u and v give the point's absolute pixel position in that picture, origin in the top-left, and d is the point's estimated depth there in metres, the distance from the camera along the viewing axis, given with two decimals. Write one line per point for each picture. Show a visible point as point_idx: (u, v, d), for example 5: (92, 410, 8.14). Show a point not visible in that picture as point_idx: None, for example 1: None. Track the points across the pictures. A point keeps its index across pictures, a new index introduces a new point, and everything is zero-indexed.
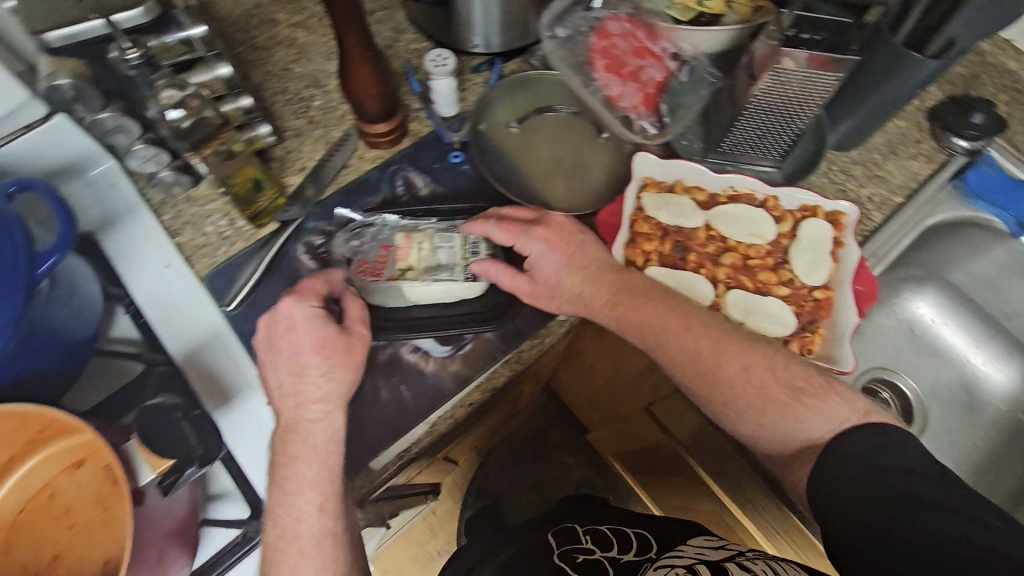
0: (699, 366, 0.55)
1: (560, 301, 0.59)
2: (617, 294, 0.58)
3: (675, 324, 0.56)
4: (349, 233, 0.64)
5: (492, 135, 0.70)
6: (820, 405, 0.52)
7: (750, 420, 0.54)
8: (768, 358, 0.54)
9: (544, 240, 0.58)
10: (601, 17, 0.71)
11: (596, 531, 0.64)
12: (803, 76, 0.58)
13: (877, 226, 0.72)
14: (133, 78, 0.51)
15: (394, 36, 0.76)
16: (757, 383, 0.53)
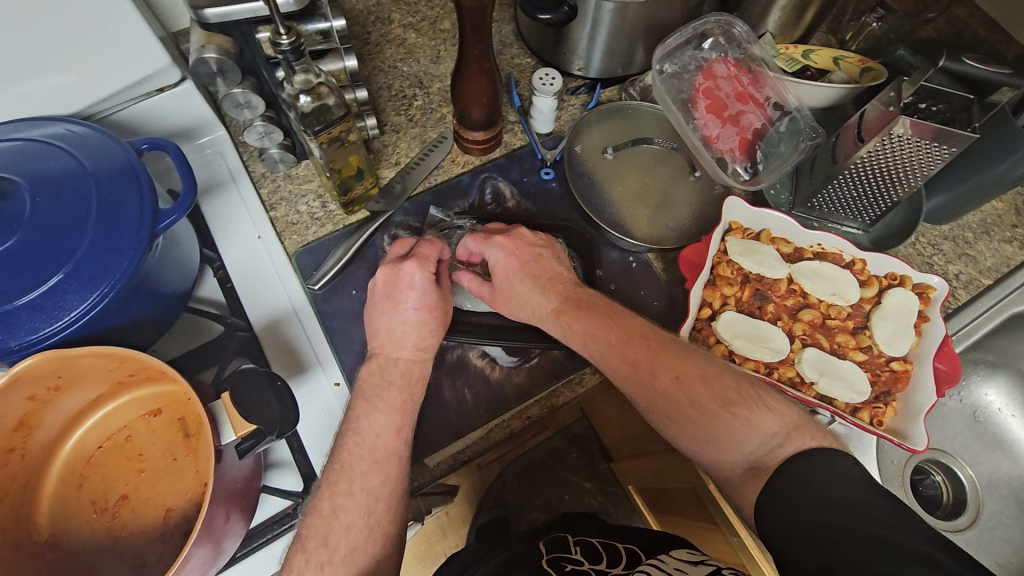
0: (636, 377, 0.53)
1: (512, 306, 0.60)
2: (562, 304, 0.58)
3: (616, 335, 0.55)
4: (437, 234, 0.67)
5: (584, 157, 0.71)
6: (747, 417, 0.49)
7: (687, 430, 0.51)
8: (702, 371, 0.52)
9: (502, 247, 0.60)
10: (709, 59, 0.72)
11: (588, 543, 0.64)
12: (913, 143, 0.57)
13: (961, 306, 0.70)
14: (270, 60, 0.56)
15: (500, 48, 0.79)
16: (683, 390, 0.51)
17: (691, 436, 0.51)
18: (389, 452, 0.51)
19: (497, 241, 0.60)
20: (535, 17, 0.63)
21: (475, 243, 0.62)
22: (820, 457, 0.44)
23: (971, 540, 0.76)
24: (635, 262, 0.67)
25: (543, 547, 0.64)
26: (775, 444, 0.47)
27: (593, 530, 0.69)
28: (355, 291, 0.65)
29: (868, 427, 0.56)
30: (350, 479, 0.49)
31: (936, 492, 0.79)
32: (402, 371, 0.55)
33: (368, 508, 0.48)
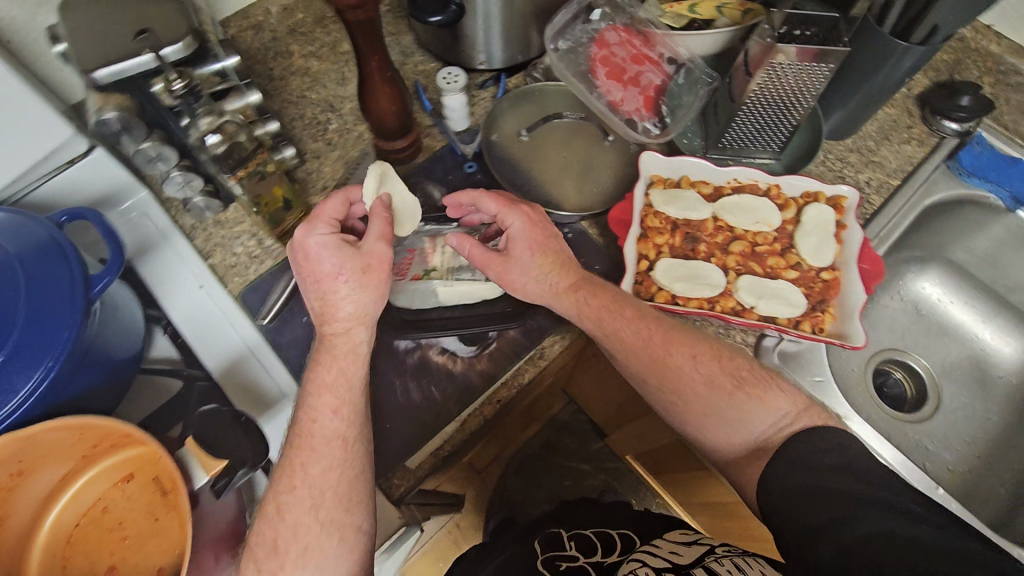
0: (649, 358, 0.56)
1: (519, 282, 0.59)
2: (576, 284, 0.59)
3: (626, 316, 0.57)
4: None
5: (503, 144, 0.72)
6: (761, 396, 0.53)
7: (697, 410, 0.54)
8: (715, 350, 0.57)
9: (524, 219, 0.60)
10: (600, 29, 0.76)
11: (581, 535, 0.66)
12: (797, 68, 0.61)
13: (876, 210, 0.75)
14: (173, 106, 0.55)
15: (404, 59, 0.81)
16: (701, 372, 0.55)
17: (694, 412, 0.55)
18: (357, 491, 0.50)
19: (523, 219, 0.59)
20: (428, 21, 0.65)
21: (496, 206, 0.60)
22: (820, 436, 0.48)
23: (938, 425, 0.80)
24: (570, 232, 0.69)
25: (537, 546, 0.64)
26: (786, 423, 0.51)
27: (581, 519, 0.71)
28: (305, 316, 0.65)
29: (818, 337, 0.59)
30: (328, 499, 0.48)
31: (899, 389, 0.83)
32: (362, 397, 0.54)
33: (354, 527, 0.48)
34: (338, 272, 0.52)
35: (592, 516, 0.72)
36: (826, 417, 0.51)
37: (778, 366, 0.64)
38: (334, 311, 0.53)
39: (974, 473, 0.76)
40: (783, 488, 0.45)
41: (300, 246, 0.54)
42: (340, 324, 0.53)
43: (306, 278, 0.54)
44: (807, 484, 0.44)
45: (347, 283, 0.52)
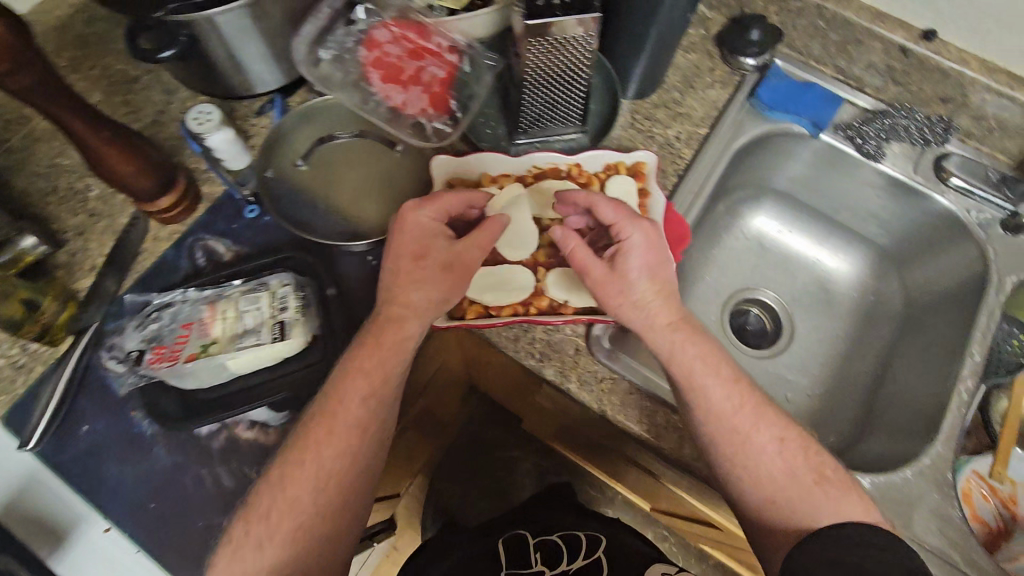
0: (732, 426, 0.54)
1: (620, 300, 0.56)
2: (678, 321, 0.57)
3: (701, 352, 0.56)
4: (141, 321, 0.57)
5: (282, 178, 0.65)
6: (838, 498, 0.51)
7: (752, 492, 0.53)
8: (803, 439, 0.55)
9: (643, 233, 0.57)
10: (367, 28, 0.69)
11: (545, 544, 0.69)
12: (557, 41, 0.59)
13: (689, 163, 0.73)
14: None
15: (165, 99, 0.72)
16: (782, 459, 0.53)
17: (757, 493, 0.53)
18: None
19: (647, 228, 0.57)
20: (158, 57, 0.58)
21: (614, 214, 0.57)
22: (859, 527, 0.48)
23: (795, 354, 0.81)
24: (375, 259, 0.63)
25: (502, 553, 0.69)
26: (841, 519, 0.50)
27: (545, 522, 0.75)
28: (88, 424, 0.57)
29: (628, 320, 0.59)
30: None
31: (757, 325, 0.84)
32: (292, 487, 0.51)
33: None
34: (423, 255, 0.55)
35: (559, 516, 0.76)
36: (803, 439, 0.55)
37: (608, 350, 0.62)
38: (403, 294, 0.54)
39: (828, 394, 0.78)
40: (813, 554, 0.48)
41: (403, 220, 0.56)
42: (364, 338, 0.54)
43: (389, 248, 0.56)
44: (827, 557, 0.47)
45: (427, 271, 0.55)
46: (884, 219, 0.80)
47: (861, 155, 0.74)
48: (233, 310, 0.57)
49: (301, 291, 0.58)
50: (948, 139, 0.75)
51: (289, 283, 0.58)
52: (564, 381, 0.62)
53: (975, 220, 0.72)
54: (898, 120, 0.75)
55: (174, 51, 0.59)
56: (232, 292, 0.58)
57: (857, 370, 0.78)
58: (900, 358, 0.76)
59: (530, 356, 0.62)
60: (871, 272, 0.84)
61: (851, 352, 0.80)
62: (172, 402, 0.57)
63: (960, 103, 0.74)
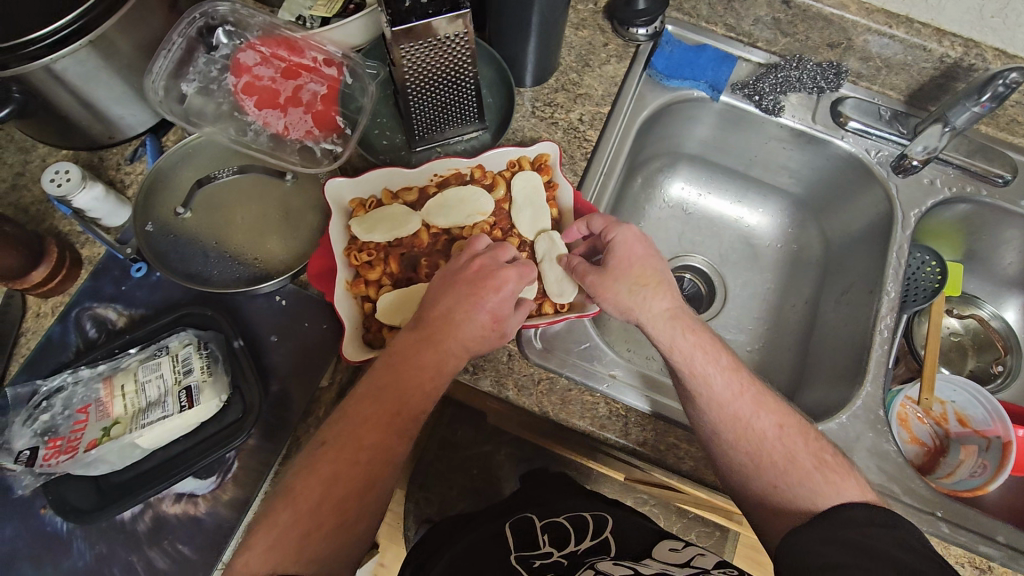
0: (731, 413, 0.52)
1: (618, 294, 0.55)
2: (679, 318, 0.56)
3: (705, 341, 0.55)
4: (29, 412, 0.52)
5: (167, 228, 0.60)
6: (839, 481, 0.48)
7: (761, 477, 0.51)
8: (803, 426, 0.53)
9: (631, 232, 0.56)
10: (232, 53, 0.64)
11: (554, 523, 0.58)
12: (428, 45, 0.56)
13: (595, 144, 0.72)
14: None
15: (23, 159, 0.65)
16: (781, 443, 0.51)
17: (761, 481, 0.51)
18: None
19: (632, 229, 0.56)
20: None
21: (603, 222, 0.58)
22: (869, 508, 0.46)
23: (730, 314, 0.82)
24: (284, 299, 0.60)
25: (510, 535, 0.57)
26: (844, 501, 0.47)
27: (552, 501, 0.62)
28: None
29: (556, 319, 0.58)
30: None
31: (694, 290, 0.84)
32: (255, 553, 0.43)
33: None
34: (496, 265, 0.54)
35: (559, 492, 0.64)
36: (806, 428, 0.53)
37: (540, 350, 0.61)
38: (458, 323, 0.51)
39: (765, 348, 0.79)
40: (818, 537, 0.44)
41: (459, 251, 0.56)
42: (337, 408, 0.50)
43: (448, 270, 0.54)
44: (840, 539, 0.43)
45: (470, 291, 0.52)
46: (795, 170, 0.81)
47: (761, 111, 0.75)
48: (132, 382, 0.52)
49: (204, 349, 0.54)
50: (841, 84, 0.76)
51: (190, 343, 0.54)
52: (502, 390, 0.60)
53: (876, 159, 0.74)
54: (790, 72, 0.75)
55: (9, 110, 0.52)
56: (128, 363, 0.54)
57: (788, 321, 0.80)
58: (828, 303, 0.78)
59: (463, 370, 0.60)
60: (790, 222, 0.85)
61: (781, 304, 0.82)
62: (81, 492, 0.52)
63: (848, 47, 0.74)
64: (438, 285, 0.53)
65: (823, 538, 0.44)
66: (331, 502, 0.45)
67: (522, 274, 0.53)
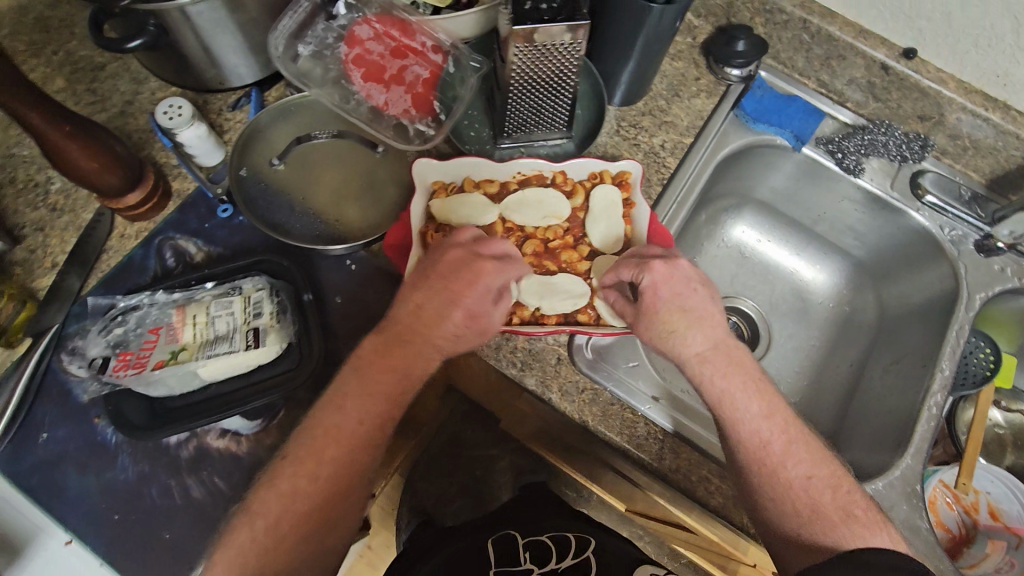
0: (759, 458, 0.51)
1: (652, 333, 0.55)
2: (712, 353, 0.54)
3: (742, 382, 0.54)
4: (104, 325, 0.55)
5: (259, 177, 0.63)
6: (868, 539, 0.48)
7: (789, 523, 0.50)
8: (834, 474, 0.52)
9: (658, 273, 0.54)
10: (348, 25, 0.67)
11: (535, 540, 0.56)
12: (541, 49, 0.58)
13: (673, 171, 0.73)
14: None
15: (133, 90, 0.69)
16: (808, 494, 0.50)
17: (790, 528, 0.50)
18: None
19: (660, 265, 0.53)
20: (124, 47, 0.55)
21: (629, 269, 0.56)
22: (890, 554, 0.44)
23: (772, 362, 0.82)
24: (353, 264, 0.62)
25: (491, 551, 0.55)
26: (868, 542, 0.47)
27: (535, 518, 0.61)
28: (47, 432, 0.54)
29: (612, 331, 0.58)
30: None
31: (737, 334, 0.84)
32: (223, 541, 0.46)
33: None
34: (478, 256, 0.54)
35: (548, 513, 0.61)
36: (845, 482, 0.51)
37: (589, 360, 0.62)
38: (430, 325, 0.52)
39: (804, 403, 0.79)
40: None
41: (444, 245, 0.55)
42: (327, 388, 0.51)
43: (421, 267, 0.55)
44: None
45: (436, 294, 0.52)
46: (862, 233, 0.81)
47: (842, 171, 0.75)
48: (204, 314, 0.54)
49: (275, 296, 0.56)
50: (924, 157, 0.76)
51: (263, 287, 0.56)
52: (546, 391, 0.60)
53: (947, 238, 0.74)
54: (877, 136, 0.76)
55: (145, 41, 0.56)
56: (202, 297, 0.56)
57: (827, 380, 0.80)
58: (873, 369, 0.77)
59: (510, 365, 0.61)
60: (848, 283, 0.85)
61: (825, 361, 0.81)
62: (134, 411, 0.54)
63: (937, 123, 0.75)
64: (418, 277, 0.54)
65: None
66: (335, 485, 0.48)
67: (504, 265, 0.53)
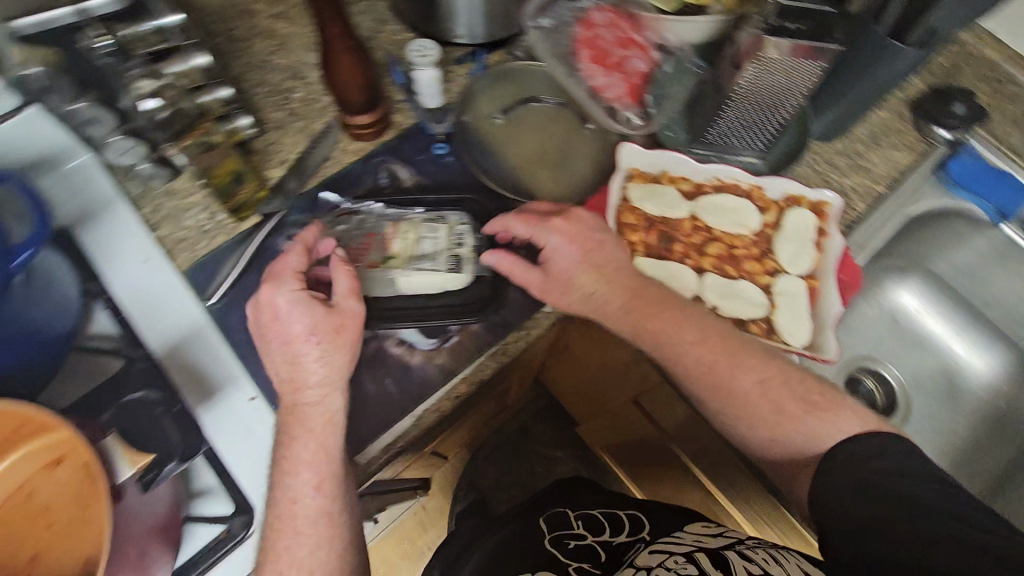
0: (713, 382, 0.54)
1: (564, 297, 0.58)
2: (629, 298, 0.57)
3: (668, 318, 0.56)
4: (333, 220, 0.63)
5: (477, 126, 0.69)
6: (835, 420, 0.51)
7: (759, 432, 0.53)
8: (782, 372, 0.54)
9: (561, 232, 0.58)
10: (586, 9, 0.72)
11: (588, 514, 0.66)
12: (782, 66, 0.59)
13: (861, 216, 0.73)
14: (111, 65, 0.50)
15: (375, 27, 0.75)
16: (764, 401, 0.53)
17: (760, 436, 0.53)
18: (320, 514, 0.51)
19: (560, 230, 0.58)
20: None
21: (523, 225, 0.58)
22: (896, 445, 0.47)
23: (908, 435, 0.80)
24: None
25: (543, 522, 0.65)
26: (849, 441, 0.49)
27: (584, 501, 0.71)
28: (256, 299, 0.62)
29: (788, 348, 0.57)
30: (287, 532, 0.50)
31: (870, 398, 0.81)
32: (313, 405, 0.53)
33: (291, 561, 0.50)
34: (310, 332, 0.53)
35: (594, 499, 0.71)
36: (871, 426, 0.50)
37: None
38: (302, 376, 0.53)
39: None
40: (841, 512, 0.44)
41: (264, 304, 0.54)
42: (311, 392, 0.53)
43: (268, 338, 0.54)
44: (856, 512, 0.43)
45: (289, 348, 0.53)
46: None
47: None
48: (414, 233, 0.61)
49: (476, 234, 0.62)
50: None
51: (467, 223, 0.62)
52: None
53: None
54: None
55: None
56: (412, 219, 0.62)
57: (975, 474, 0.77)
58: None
59: None
60: (1009, 377, 0.80)
61: (969, 448, 0.79)
62: None
63: None
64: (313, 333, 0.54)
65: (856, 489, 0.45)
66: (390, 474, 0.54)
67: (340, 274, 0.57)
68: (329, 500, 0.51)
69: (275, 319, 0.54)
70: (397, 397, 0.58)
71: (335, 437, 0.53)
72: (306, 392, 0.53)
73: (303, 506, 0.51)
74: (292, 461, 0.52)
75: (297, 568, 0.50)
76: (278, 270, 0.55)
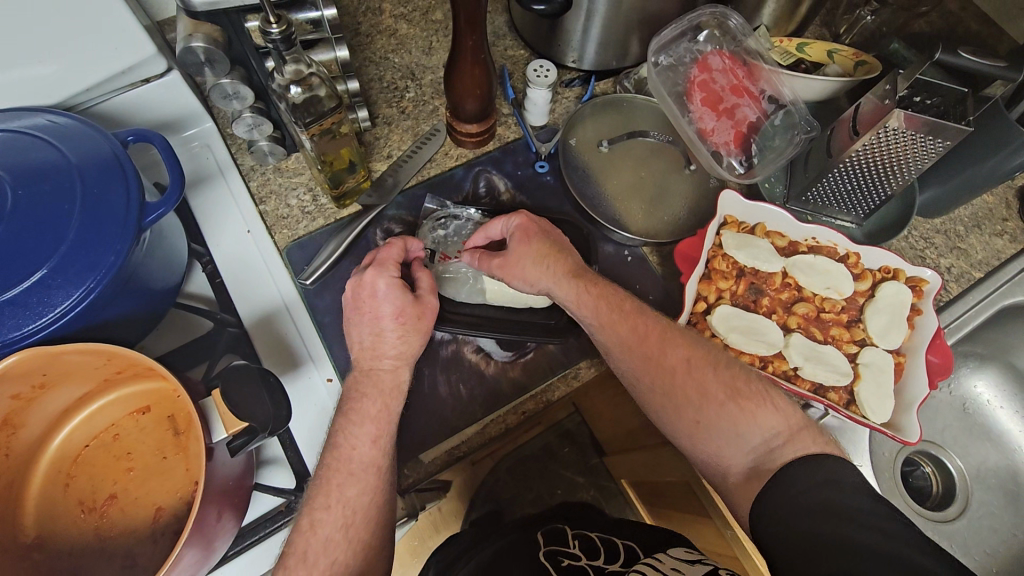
0: (661, 359, 0.53)
1: (524, 271, 0.58)
2: (580, 274, 0.57)
3: (602, 300, 0.56)
4: (432, 223, 0.66)
5: (579, 151, 0.70)
6: (754, 410, 0.50)
7: (698, 438, 0.51)
8: (710, 357, 0.54)
9: (521, 216, 0.60)
10: (704, 51, 0.72)
11: (586, 536, 0.60)
12: (906, 137, 0.57)
13: (952, 299, 0.71)
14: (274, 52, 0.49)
15: (493, 39, 0.77)
16: (689, 406, 0.52)
17: (688, 422, 0.52)
18: (367, 465, 0.50)
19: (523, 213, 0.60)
20: (530, 7, 0.59)
21: (499, 225, 0.61)
22: (813, 467, 0.45)
23: (963, 530, 0.76)
24: (631, 256, 0.67)
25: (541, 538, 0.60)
26: (776, 443, 0.48)
27: (591, 521, 0.66)
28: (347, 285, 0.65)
29: (866, 422, 0.56)
30: (335, 482, 0.49)
31: (925, 483, 0.79)
32: (368, 352, 0.55)
33: (340, 498, 0.48)
34: (392, 317, 0.55)
35: (607, 520, 0.66)
36: (820, 444, 0.47)
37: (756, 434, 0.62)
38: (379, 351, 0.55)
39: None
40: (776, 530, 0.42)
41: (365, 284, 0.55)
42: (387, 361, 0.54)
43: (361, 313, 0.55)
44: (791, 527, 0.41)
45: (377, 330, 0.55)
46: None
47: None
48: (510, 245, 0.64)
49: None
50: None
51: None
52: None
53: None
54: None
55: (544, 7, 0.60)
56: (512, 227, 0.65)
57: None
58: None
59: None
60: None
61: None
62: None
63: None
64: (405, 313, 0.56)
65: (804, 507, 0.42)
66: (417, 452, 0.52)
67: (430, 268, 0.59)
68: (381, 453, 0.51)
69: (371, 298, 0.55)
70: (467, 401, 0.60)
71: (396, 403, 0.54)
72: (382, 360, 0.54)
73: (360, 454, 0.50)
74: (358, 413, 0.52)
75: (342, 507, 0.48)
76: (382, 257, 0.57)
